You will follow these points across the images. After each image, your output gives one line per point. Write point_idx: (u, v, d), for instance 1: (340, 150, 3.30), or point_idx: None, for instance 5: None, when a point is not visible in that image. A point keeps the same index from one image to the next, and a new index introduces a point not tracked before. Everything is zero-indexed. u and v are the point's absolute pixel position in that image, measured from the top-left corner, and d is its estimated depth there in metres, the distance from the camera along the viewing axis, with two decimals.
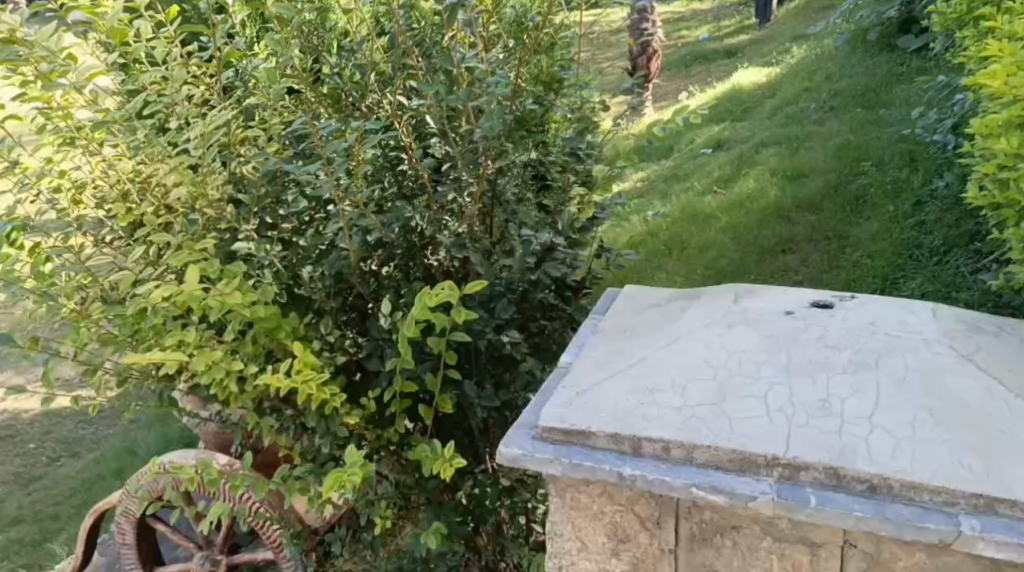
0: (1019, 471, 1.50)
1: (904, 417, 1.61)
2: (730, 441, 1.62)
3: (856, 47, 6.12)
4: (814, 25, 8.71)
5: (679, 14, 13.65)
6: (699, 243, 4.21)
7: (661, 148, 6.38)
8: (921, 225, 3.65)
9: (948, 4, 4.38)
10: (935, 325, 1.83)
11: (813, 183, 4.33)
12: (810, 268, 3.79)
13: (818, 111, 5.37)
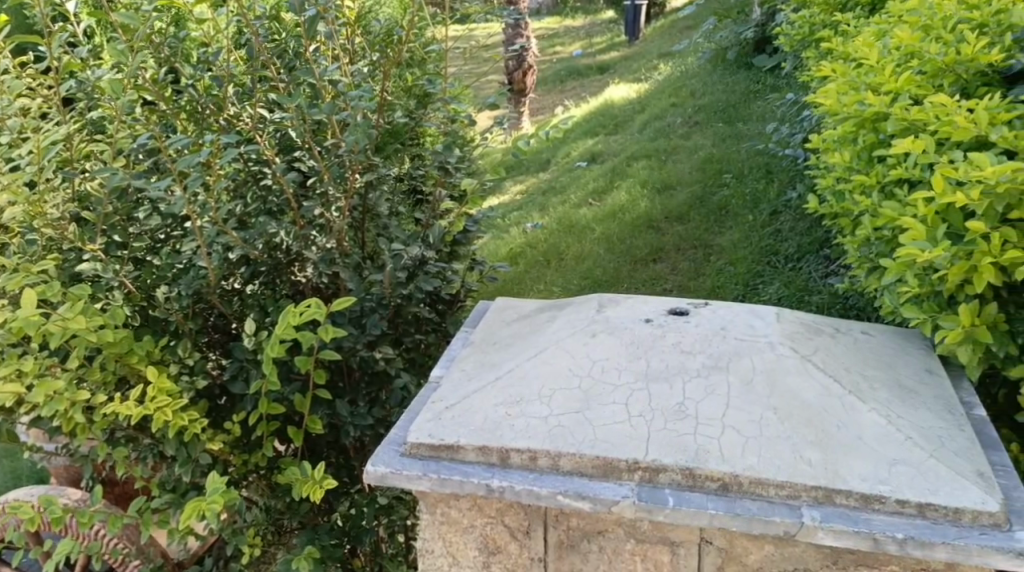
0: (853, 463, 1.59)
1: (752, 417, 1.69)
2: (592, 448, 1.66)
3: (716, 66, 6.41)
4: (678, 43, 9.05)
5: (551, 30, 13.92)
6: (575, 253, 4.30)
7: (537, 161, 6.48)
8: (777, 234, 3.84)
9: (795, 26, 4.64)
10: (778, 327, 1.93)
11: (680, 195, 4.49)
12: (678, 275, 3.91)
13: (683, 126, 5.58)
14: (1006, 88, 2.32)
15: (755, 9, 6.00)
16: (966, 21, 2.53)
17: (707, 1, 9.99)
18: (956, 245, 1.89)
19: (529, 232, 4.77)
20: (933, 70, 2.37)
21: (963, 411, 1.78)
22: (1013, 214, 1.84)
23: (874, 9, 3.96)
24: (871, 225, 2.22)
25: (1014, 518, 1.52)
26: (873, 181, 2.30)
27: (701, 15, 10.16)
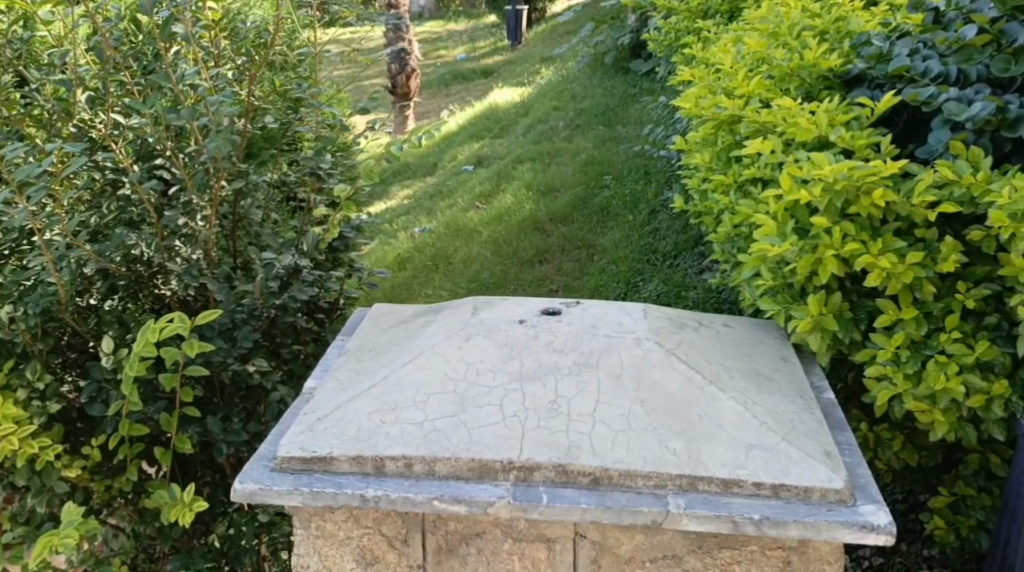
0: (714, 450, 1.64)
1: (621, 411, 1.72)
2: (467, 451, 1.65)
3: (595, 71, 6.54)
4: (560, 48, 9.18)
5: (434, 34, 13.88)
6: (463, 257, 4.30)
7: (423, 166, 6.45)
8: (655, 233, 3.93)
9: (664, 30, 4.77)
10: (645, 323, 1.97)
11: (563, 197, 4.54)
12: (563, 275, 3.95)
13: (564, 130, 5.65)
14: (845, 90, 2.44)
15: (628, 15, 6.15)
16: (810, 28, 2.68)
17: (587, 7, 10.17)
18: (804, 239, 1.99)
19: (416, 237, 4.74)
20: (781, 75, 2.49)
21: (814, 395, 1.87)
22: (851, 209, 1.95)
23: (732, 17, 4.13)
24: (731, 223, 2.31)
25: (858, 494, 1.60)
26: (730, 181, 2.40)
27: (581, 20, 10.34)
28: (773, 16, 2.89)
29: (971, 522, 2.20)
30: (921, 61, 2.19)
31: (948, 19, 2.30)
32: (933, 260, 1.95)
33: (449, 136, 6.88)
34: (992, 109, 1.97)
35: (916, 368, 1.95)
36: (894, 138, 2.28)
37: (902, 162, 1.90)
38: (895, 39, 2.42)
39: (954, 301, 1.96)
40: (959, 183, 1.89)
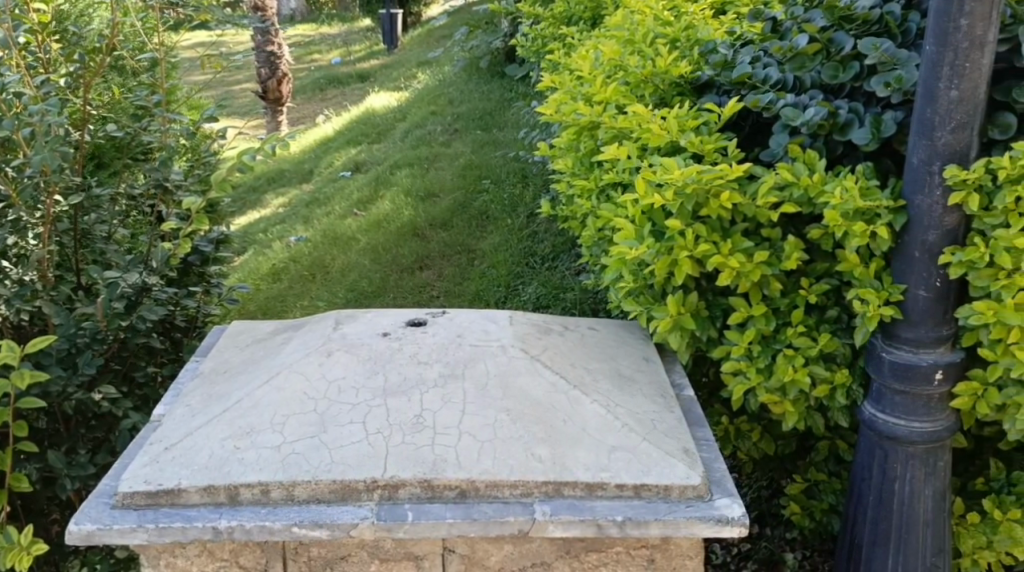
0: (578, 454, 1.67)
1: (486, 420, 1.72)
2: (328, 472, 1.61)
3: (472, 75, 6.54)
4: (436, 53, 9.13)
5: (305, 37, 13.57)
6: (340, 266, 4.21)
7: (298, 173, 6.29)
8: (534, 237, 3.97)
9: (530, 37, 4.81)
10: (510, 330, 1.98)
11: (442, 202, 4.52)
12: (444, 281, 3.92)
13: (442, 134, 5.62)
14: (696, 96, 2.52)
15: (500, 20, 6.18)
16: (662, 36, 2.80)
17: (461, 11, 10.16)
18: (660, 241, 2.05)
19: (292, 247, 4.63)
20: (635, 81, 2.56)
21: (673, 393, 1.93)
22: (702, 212, 2.01)
23: (593, 24, 4.21)
24: (595, 227, 2.36)
25: (715, 488, 1.66)
26: (592, 185, 2.45)
27: (456, 24, 10.34)
28: (631, 24, 2.97)
29: (824, 504, 2.30)
30: (762, 69, 2.30)
31: (785, 28, 2.41)
32: (779, 258, 2.05)
33: (325, 142, 6.75)
34: (824, 114, 2.05)
35: (766, 362, 2.04)
36: (740, 142, 2.37)
37: (746, 165, 1.97)
38: (739, 47, 2.52)
39: (799, 297, 2.05)
40: (798, 184, 1.98)
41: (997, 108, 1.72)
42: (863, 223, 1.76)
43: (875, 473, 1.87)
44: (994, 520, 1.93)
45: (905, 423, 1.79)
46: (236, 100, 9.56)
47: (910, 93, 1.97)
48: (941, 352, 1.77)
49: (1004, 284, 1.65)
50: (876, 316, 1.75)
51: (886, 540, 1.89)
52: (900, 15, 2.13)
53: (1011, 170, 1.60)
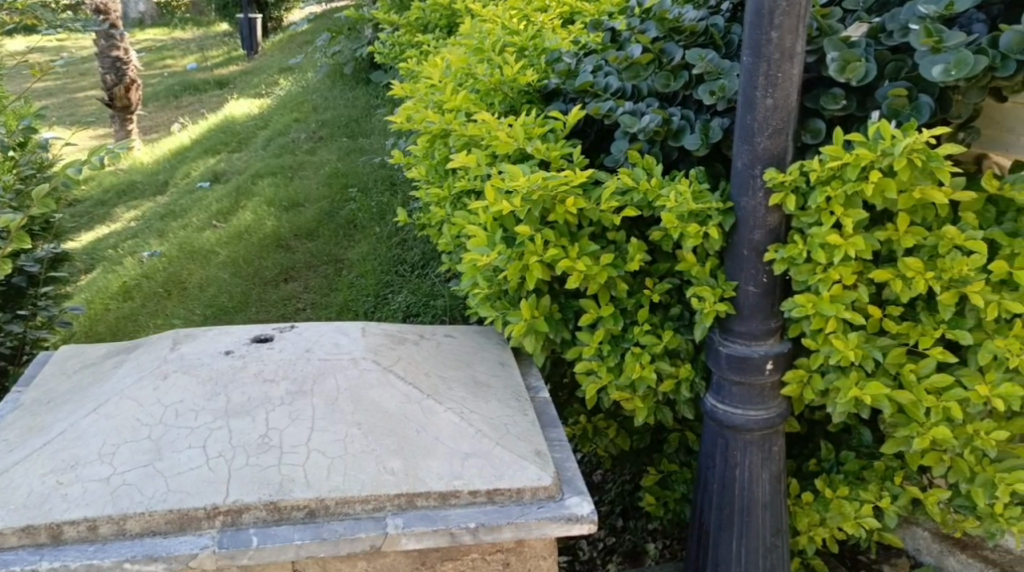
0: (431, 464, 1.67)
1: (336, 436, 1.70)
2: (164, 502, 1.56)
3: (336, 82, 6.46)
4: (298, 57, 8.92)
5: (157, 42, 13.00)
6: (199, 280, 4.03)
7: (151, 184, 6.02)
8: (403, 244, 3.92)
9: (387, 44, 4.76)
10: (362, 342, 1.96)
11: (307, 211, 4.46)
12: (311, 293, 3.83)
13: (306, 142, 5.50)
14: (544, 104, 2.57)
15: (362, 26, 6.11)
16: (510, 45, 2.83)
17: (324, 17, 9.98)
18: (511, 248, 2.06)
19: (145, 262, 4.42)
20: (484, 89, 2.57)
21: (527, 396, 1.96)
22: (549, 217, 2.03)
23: (449, 33, 4.23)
24: (450, 234, 2.36)
25: (566, 487, 1.71)
26: (443, 193, 2.44)
27: (316, 30, 10.16)
28: (483, 32, 3.00)
29: (677, 494, 2.38)
30: (602, 77, 2.36)
31: (624, 38, 2.49)
32: (624, 260, 2.09)
33: (182, 151, 6.48)
34: (659, 121, 2.13)
35: (616, 360, 2.08)
36: (586, 148, 2.43)
37: (589, 171, 2.01)
38: (583, 56, 2.59)
39: (644, 296, 2.10)
40: (638, 188, 2.02)
41: (808, 115, 1.82)
42: (696, 224, 1.83)
43: (717, 461, 1.96)
44: (825, 499, 2.06)
45: (743, 412, 1.88)
46: (83, 108, 9.05)
47: (734, 100, 2.06)
48: (773, 343, 1.86)
49: (821, 278, 1.72)
50: (711, 312, 1.83)
51: (731, 525, 1.99)
52: (723, 27, 2.25)
53: (819, 173, 1.66)
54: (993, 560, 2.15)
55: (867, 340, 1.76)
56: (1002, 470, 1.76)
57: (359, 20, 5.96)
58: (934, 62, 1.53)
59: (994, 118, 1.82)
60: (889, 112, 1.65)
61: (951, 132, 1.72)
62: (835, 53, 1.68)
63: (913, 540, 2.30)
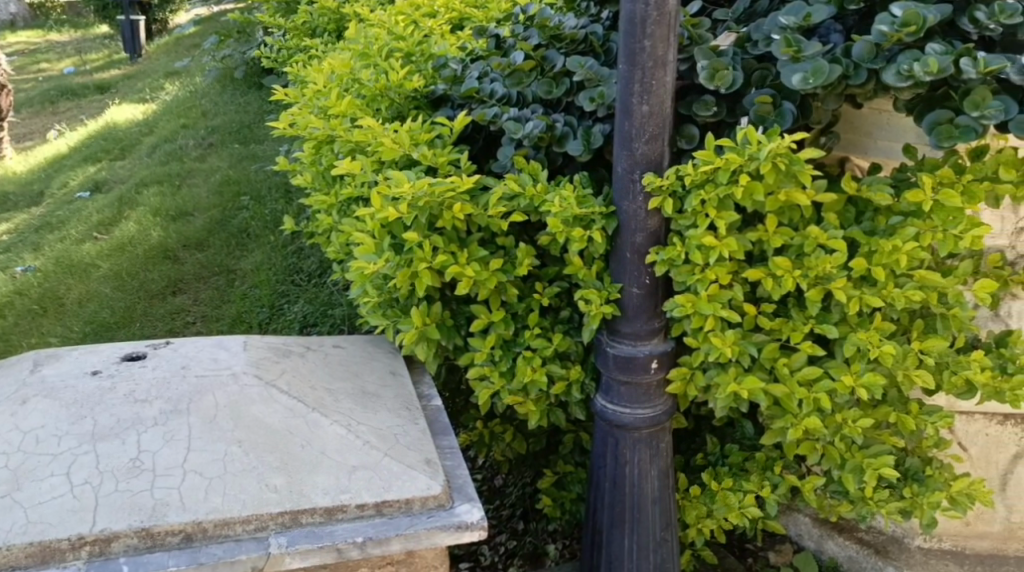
0: (316, 479, 1.65)
1: (215, 455, 1.66)
2: (23, 535, 1.50)
3: (227, 86, 6.32)
4: (185, 60, 8.65)
5: (29, 45, 12.36)
6: (78, 296, 3.84)
7: (26, 194, 5.70)
8: (299, 252, 3.92)
9: (275, 49, 4.65)
10: (243, 356, 1.92)
11: (197, 220, 4.34)
12: (202, 305, 3.71)
13: (195, 149, 5.33)
14: (432, 110, 2.54)
15: (254, 28, 6.00)
16: (397, 50, 2.81)
17: (212, 20, 9.72)
18: (399, 254, 2.01)
19: (18, 277, 4.16)
20: (370, 95, 2.53)
21: (418, 405, 1.95)
22: (437, 224, 1.98)
23: (336, 36, 4.17)
24: (338, 243, 2.32)
25: (455, 495, 1.71)
26: (330, 200, 2.40)
27: (206, 33, 9.92)
28: (369, 37, 2.96)
29: (572, 495, 2.40)
30: (488, 83, 2.36)
31: (508, 44, 2.50)
32: (513, 265, 2.05)
33: (59, 159, 6.17)
34: (542, 127, 2.12)
35: (508, 365, 2.05)
36: (474, 154, 2.38)
37: (475, 177, 1.96)
38: (469, 63, 2.55)
39: (534, 300, 2.07)
40: (524, 194, 1.98)
41: (682, 121, 1.89)
42: (580, 229, 1.85)
43: (608, 460, 2.00)
44: (711, 491, 2.12)
45: (631, 411, 1.92)
46: None
47: (614, 107, 2.08)
48: (658, 342, 1.90)
49: (699, 278, 1.77)
50: (598, 314, 1.85)
51: (622, 522, 2.03)
52: (602, 35, 2.27)
53: (693, 177, 1.71)
54: (868, 541, 2.27)
55: (744, 336, 1.83)
56: (869, 455, 1.86)
57: (247, 23, 5.84)
58: (794, 70, 1.61)
59: (853, 123, 1.92)
60: (756, 119, 1.71)
61: (814, 137, 1.81)
62: (705, 61, 1.74)
63: (795, 525, 2.41)
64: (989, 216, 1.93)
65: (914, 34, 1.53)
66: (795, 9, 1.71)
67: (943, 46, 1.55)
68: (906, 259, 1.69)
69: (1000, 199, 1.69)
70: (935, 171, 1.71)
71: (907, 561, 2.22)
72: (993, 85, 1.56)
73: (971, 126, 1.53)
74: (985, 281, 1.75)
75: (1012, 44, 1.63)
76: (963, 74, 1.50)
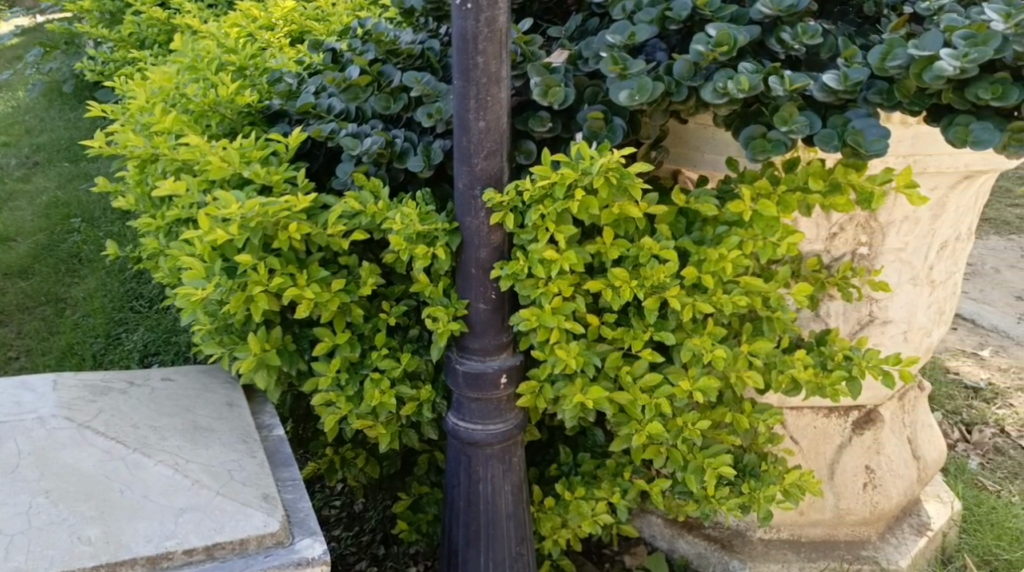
0: (137, 526, 1.56)
1: (18, 508, 1.56)
2: None
3: (53, 101, 5.95)
4: (2, 73, 8.07)
5: None
6: None
7: None
8: (138, 277, 3.75)
9: (101, 63, 4.41)
10: (52, 399, 1.82)
11: (20, 246, 4.05)
12: (27, 337, 3.45)
13: (17, 168, 4.94)
14: (268, 125, 2.47)
15: (80, 39, 5.66)
16: (228, 63, 2.70)
17: (34, 32, 9.14)
18: (232, 278, 1.92)
19: None
20: (197, 110, 2.40)
21: (256, 437, 1.88)
22: (272, 244, 1.90)
23: (165, 48, 3.99)
24: (166, 268, 2.19)
25: (296, 529, 1.67)
26: (157, 223, 2.26)
27: (27, 45, 9.32)
28: (198, 50, 2.83)
29: (428, 516, 2.37)
30: (325, 99, 2.30)
31: (345, 59, 2.45)
32: (357, 285, 2.00)
33: None
34: (381, 143, 2.07)
35: (355, 389, 2.00)
36: (314, 172, 2.32)
37: (312, 195, 1.89)
38: (305, 76, 2.52)
39: (380, 320, 2.04)
40: (365, 212, 1.93)
41: (519, 137, 1.91)
42: (423, 245, 1.83)
43: (461, 478, 1.99)
44: (565, 502, 2.15)
45: (482, 427, 1.92)
46: None
47: (452, 122, 2.07)
48: (505, 356, 1.91)
49: (543, 291, 1.80)
50: (446, 331, 1.84)
51: (477, 539, 2.03)
52: (438, 51, 2.32)
53: (532, 192, 1.73)
54: (715, 537, 2.37)
55: (588, 347, 1.87)
56: (709, 455, 1.94)
57: (71, 34, 5.50)
58: (621, 87, 1.66)
59: (681, 137, 2.00)
60: (589, 134, 1.76)
61: (645, 151, 1.91)
62: (537, 78, 1.77)
63: (648, 527, 2.47)
64: (805, 224, 2.06)
65: (726, 54, 1.62)
66: (621, 29, 1.76)
67: (754, 65, 1.64)
68: (731, 266, 1.79)
69: (811, 209, 1.80)
70: (754, 182, 1.80)
71: (750, 553, 2.33)
72: (799, 102, 1.67)
73: (781, 140, 1.63)
74: (801, 286, 1.85)
75: (817, 64, 1.76)
76: (772, 91, 1.60)
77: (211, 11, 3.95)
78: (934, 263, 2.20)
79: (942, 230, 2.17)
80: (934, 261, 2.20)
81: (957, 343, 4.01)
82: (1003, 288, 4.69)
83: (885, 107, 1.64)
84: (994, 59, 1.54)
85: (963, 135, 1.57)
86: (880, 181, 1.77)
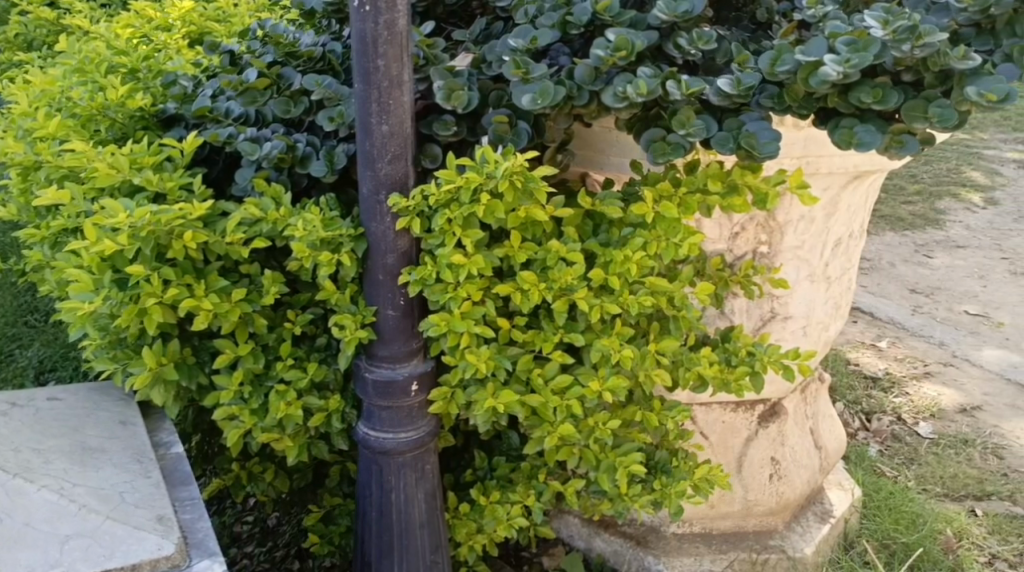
0: (18, 557, 1.50)
1: None
2: None
3: None
4: None
5: None
6: None
7: None
8: (31, 290, 3.58)
9: None
10: None
11: None
12: None
13: None
14: (163, 130, 2.34)
15: None
16: (119, 66, 2.61)
17: None
18: (123, 290, 1.85)
19: None
20: (84, 115, 2.32)
21: (151, 455, 1.81)
22: (167, 254, 1.83)
23: (54, 50, 3.82)
24: (53, 281, 2.09)
25: (194, 550, 1.61)
26: (42, 233, 2.16)
27: None
28: (87, 52, 2.72)
29: (341, 528, 2.32)
30: (222, 102, 2.21)
31: (242, 62, 2.39)
32: (259, 294, 1.96)
33: None
34: (282, 148, 2.02)
35: (259, 402, 1.95)
36: (212, 178, 2.26)
37: (209, 202, 1.83)
38: (201, 80, 2.45)
39: (285, 330, 1.99)
40: (266, 219, 1.89)
41: (424, 141, 1.90)
42: (328, 252, 1.79)
43: (374, 489, 1.96)
44: (480, 507, 2.15)
45: (394, 435, 1.89)
46: None
47: (354, 126, 2.04)
48: (415, 363, 1.89)
49: (452, 296, 1.79)
50: (354, 339, 1.81)
51: (391, 551, 2.01)
52: (340, 54, 2.29)
53: (437, 197, 1.71)
54: (630, 534, 2.40)
55: (499, 351, 1.87)
56: (621, 454, 1.96)
57: None
58: (524, 90, 1.67)
59: (586, 140, 2.02)
60: (494, 138, 1.76)
61: (551, 154, 1.90)
62: (440, 81, 1.76)
63: (565, 527, 2.51)
64: (708, 225, 2.11)
65: (625, 59, 1.64)
66: (523, 33, 1.79)
67: (652, 69, 1.67)
68: (636, 267, 1.81)
69: (711, 210, 1.84)
70: (657, 184, 1.83)
71: (664, 548, 2.37)
72: (697, 105, 1.70)
73: (681, 143, 1.66)
74: (703, 285, 1.89)
75: (713, 69, 1.81)
76: (670, 95, 1.63)
77: (104, 12, 3.81)
78: (829, 260, 2.28)
79: (835, 229, 2.25)
80: (829, 258, 2.28)
81: (856, 335, 4.17)
82: (898, 281, 4.89)
83: (776, 110, 1.69)
84: (875, 63, 1.60)
85: (848, 137, 1.63)
86: (774, 182, 1.84)
